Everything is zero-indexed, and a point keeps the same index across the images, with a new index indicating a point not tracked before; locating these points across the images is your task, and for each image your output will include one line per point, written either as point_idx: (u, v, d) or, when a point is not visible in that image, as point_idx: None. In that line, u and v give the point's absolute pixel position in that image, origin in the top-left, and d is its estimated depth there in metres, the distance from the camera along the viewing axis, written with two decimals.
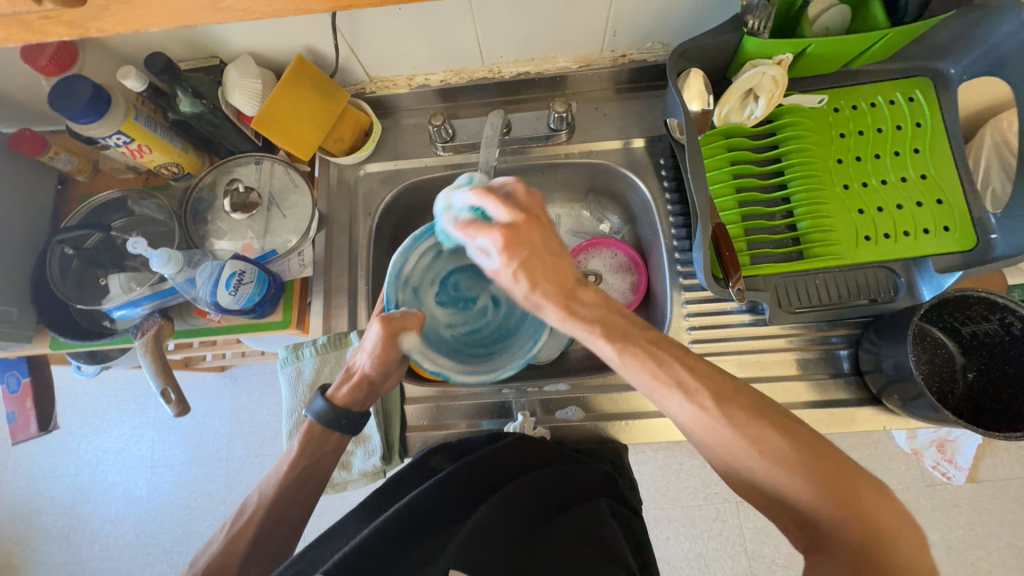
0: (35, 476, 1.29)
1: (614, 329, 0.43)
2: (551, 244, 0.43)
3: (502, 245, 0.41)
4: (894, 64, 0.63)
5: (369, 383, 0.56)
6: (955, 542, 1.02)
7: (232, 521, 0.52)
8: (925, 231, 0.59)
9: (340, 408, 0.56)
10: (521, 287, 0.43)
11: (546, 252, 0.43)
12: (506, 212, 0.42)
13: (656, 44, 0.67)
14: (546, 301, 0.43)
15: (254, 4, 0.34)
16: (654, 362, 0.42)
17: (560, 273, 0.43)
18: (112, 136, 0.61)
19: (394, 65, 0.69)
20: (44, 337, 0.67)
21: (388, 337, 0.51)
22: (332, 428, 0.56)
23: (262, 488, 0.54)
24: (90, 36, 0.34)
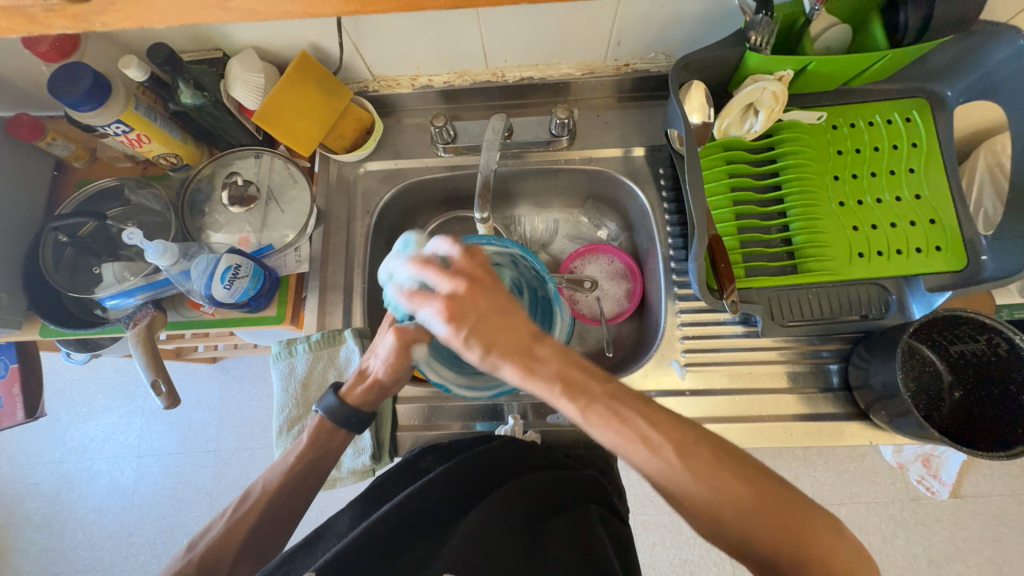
0: (20, 463, 1.27)
1: (577, 385, 0.41)
2: (500, 306, 0.43)
3: (445, 313, 0.42)
4: (892, 84, 0.64)
5: (381, 386, 0.56)
6: (937, 556, 1.03)
7: (234, 508, 0.51)
8: (917, 250, 0.60)
9: (351, 407, 0.56)
10: (476, 353, 0.42)
11: (494, 312, 0.42)
12: (446, 282, 0.43)
13: (660, 55, 0.68)
14: (500, 362, 0.42)
15: (260, 4, 0.34)
16: (617, 420, 0.40)
17: (510, 331, 0.42)
18: (111, 125, 0.61)
19: (398, 64, 0.69)
20: (34, 324, 0.66)
21: (402, 345, 0.52)
22: (342, 426, 0.56)
23: (268, 475, 0.53)
24: (94, 30, 0.34)
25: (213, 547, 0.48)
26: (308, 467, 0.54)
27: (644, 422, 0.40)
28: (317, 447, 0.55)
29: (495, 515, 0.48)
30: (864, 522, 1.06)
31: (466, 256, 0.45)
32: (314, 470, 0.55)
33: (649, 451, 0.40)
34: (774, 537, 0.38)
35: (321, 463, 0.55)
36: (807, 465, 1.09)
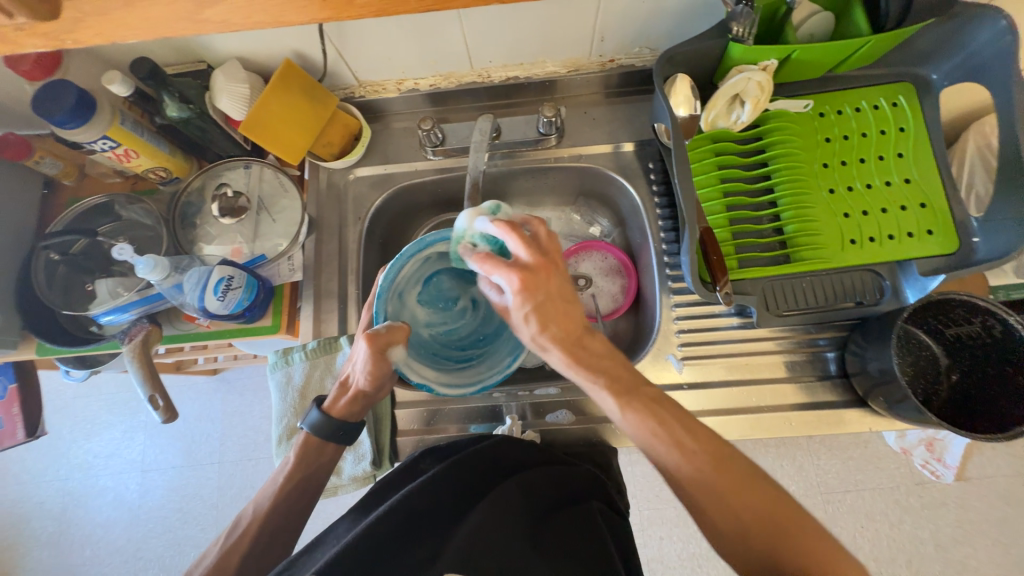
0: (24, 482, 1.27)
1: (620, 385, 0.47)
2: (565, 295, 0.46)
3: (517, 287, 0.44)
4: (878, 69, 0.64)
5: (365, 396, 0.56)
6: (945, 540, 1.03)
7: (226, 536, 0.52)
8: (909, 234, 0.59)
9: (336, 419, 0.56)
10: (531, 329, 0.46)
11: (560, 300, 0.46)
12: (526, 253, 0.44)
13: (644, 49, 0.68)
14: (555, 343, 0.47)
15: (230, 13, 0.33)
16: (653, 419, 0.46)
17: (569, 322, 0.46)
18: (97, 142, 0.60)
19: (383, 69, 0.69)
20: (29, 344, 0.66)
21: (376, 352, 0.50)
22: (329, 440, 0.56)
23: (257, 501, 0.55)
24: (66, 47, 0.34)
25: (218, 559, 0.50)
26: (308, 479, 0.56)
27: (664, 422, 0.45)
28: (306, 464, 0.56)
29: (498, 516, 0.47)
30: (870, 508, 1.06)
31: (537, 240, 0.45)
32: (307, 484, 0.56)
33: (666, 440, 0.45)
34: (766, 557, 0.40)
35: (314, 477, 0.56)
36: (811, 453, 1.09)
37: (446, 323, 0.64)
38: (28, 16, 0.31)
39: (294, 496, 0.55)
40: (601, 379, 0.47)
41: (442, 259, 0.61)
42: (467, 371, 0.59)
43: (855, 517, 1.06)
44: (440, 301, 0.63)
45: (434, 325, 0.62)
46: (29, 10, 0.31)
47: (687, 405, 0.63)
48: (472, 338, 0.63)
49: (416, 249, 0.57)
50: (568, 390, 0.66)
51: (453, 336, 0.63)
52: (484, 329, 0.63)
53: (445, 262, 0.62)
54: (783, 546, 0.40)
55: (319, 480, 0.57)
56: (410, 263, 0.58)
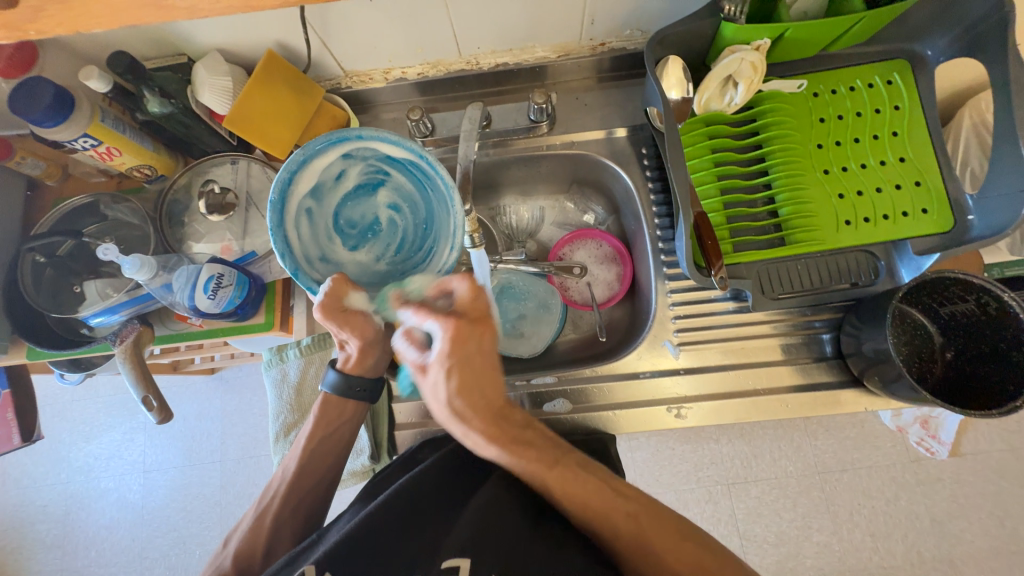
0: (25, 486, 1.27)
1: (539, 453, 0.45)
2: (492, 357, 0.44)
3: (448, 334, 0.42)
4: (872, 47, 0.63)
5: (369, 352, 0.56)
6: (940, 515, 1.05)
7: (260, 499, 0.57)
8: (904, 214, 0.59)
9: (352, 377, 0.57)
10: (450, 385, 0.42)
11: (488, 357, 0.44)
12: (459, 306, 0.45)
13: (635, 32, 0.66)
14: (477, 410, 0.43)
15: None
16: (564, 481, 0.46)
17: (491, 387, 0.44)
18: (79, 140, 0.59)
19: (369, 58, 0.67)
20: (21, 348, 0.65)
21: (331, 312, 0.50)
22: (349, 396, 0.58)
23: (285, 465, 0.58)
24: (31, 38, 0.32)
25: (247, 539, 0.54)
26: (320, 447, 0.58)
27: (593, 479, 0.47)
28: (325, 424, 0.58)
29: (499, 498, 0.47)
30: (867, 487, 1.07)
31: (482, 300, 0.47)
32: (326, 447, 0.58)
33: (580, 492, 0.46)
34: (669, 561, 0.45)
35: (333, 438, 0.58)
36: (809, 434, 1.10)
37: (389, 244, 0.56)
38: None
39: (307, 478, 0.57)
40: (523, 449, 0.44)
41: (321, 196, 0.53)
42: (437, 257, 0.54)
43: (852, 496, 1.07)
44: (363, 228, 0.56)
45: (380, 253, 0.56)
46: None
47: (685, 390, 0.64)
48: (416, 233, 0.56)
49: (283, 212, 0.49)
50: (565, 378, 0.66)
51: (399, 242, 0.56)
52: (417, 217, 0.56)
53: (330, 192, 0.54)
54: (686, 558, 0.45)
55: (334, 449, 0.58)
56: (295, 229, 0.51)
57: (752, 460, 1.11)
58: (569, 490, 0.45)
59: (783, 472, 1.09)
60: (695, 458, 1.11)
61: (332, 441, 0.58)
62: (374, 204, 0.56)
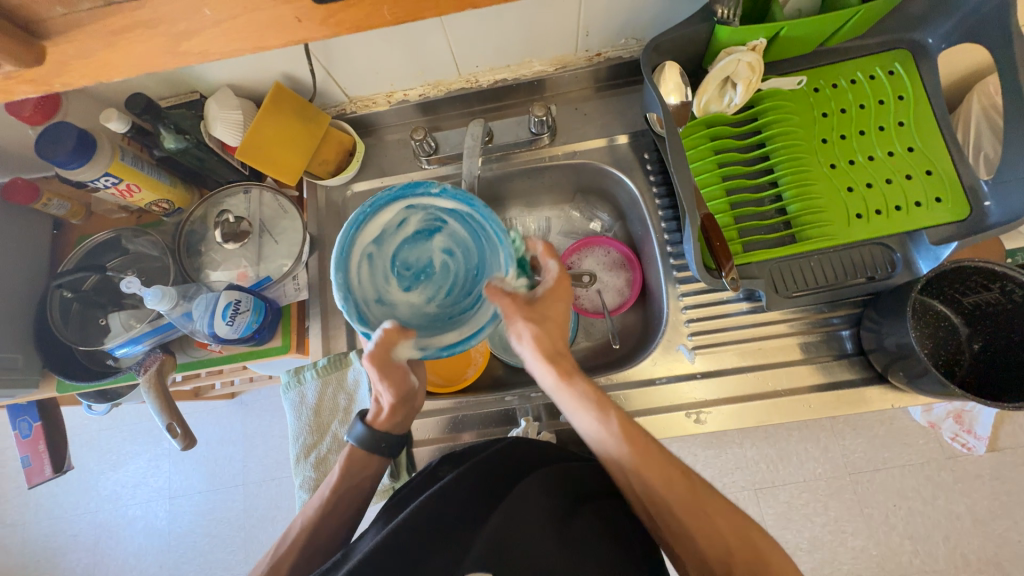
0: (57, 516, 1.30)
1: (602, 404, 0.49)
2: (557, 313, 0.53)
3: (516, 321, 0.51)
4: (871, 39, 0.63)
5: (398, 407, 0.57)
6: (982, 513, 1.00)
7: (276, 546, 0.54)
8: (917, 204, 0.58)
9: (379, 432, 0.58)
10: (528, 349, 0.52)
11: (553, 313, 0.53)
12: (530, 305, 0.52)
13: (630, 40, 0.67)
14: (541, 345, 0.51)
15: (210, 43, 0.32)
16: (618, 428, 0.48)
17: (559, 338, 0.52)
18: (100, 179, 0.62)
19: (372, 84, 0.69)
20: (50, 382, 0.67)
21: (381, 363, 0.50)
22: (374, 453, 0.58)
23: (305, 514, 0.56)
24: (56, 90, 0.33)
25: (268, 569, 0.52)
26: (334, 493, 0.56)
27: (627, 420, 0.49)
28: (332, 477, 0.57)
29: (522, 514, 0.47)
30: (901, 486, 1.03)
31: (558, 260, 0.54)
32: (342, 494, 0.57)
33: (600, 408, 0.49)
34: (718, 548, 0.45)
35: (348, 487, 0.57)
36: (836, 434, 1.06)
37: (441, 288, 0.56)
38: (15, 63, 0.30)
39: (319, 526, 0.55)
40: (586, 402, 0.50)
41: (381, 241, 0.55)
42: (488, 308, 0.53)
43: (886, 496, 1.03)
44: (415, 272, 0.56)
45: (432, 296, 0.55)
46: (18, 59, 0.30)
47: (703, 394, 0.63)
48: (469, 278, 0.55)
49: (349, 249, 0.52)
50: None
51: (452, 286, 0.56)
52: (470, 262, 0.56)
53: (391, 237, 0.56)
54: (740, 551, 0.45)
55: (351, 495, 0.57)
56: (354, 268, 0.53)
57: (778, 464, 1.08)
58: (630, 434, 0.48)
59: (812, 474, 1.06)
60: (719, 464, 1.09)
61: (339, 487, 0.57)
62: (427, 245, 0.57)
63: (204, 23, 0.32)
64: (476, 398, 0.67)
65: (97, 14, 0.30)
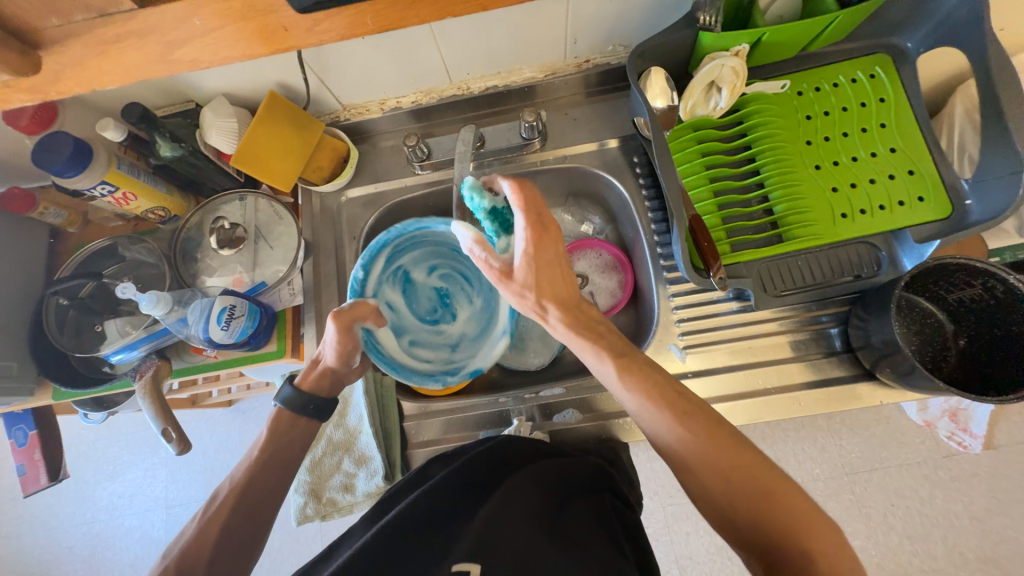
0: (53, 527, 1.29)
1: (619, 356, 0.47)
2: (555, 262, 0.46)
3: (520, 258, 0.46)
4: (851, 44, 0.64)
5: (335, 369, 0.56)
6: (979, 511, 1.00)
7: (204, 510, 0.50)
8: (900, 203, 0.59)
9: (306, 394, 0.56)
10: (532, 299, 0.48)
11: (552, 264, 0.46)
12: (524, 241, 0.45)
13: (618, 47, 0.69)
14: (545, 305, 0.47)
15: (199, 52, 0.33)
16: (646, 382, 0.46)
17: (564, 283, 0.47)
18: (96, 187, 0.62)
19: (365, 92, 0.70)
20: (45, 390, 0.68)
21: (344, 329, 0.51)
22: (300, 414, 0.55)
23: (233, 476, 0.52)
24: (50, 99, 0.34)
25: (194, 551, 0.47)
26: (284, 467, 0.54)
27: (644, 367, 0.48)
28: None
29: (512, 506, 0.47)
30: (899, 485, 1.03)
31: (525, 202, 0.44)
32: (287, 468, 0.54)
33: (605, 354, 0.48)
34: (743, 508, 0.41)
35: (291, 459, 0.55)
36: (833, 434, 1.07)
37: (462, 291, 0.67)
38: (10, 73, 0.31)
39: (270, 510, 0.52)
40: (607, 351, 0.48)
41: (403, 330, 0.63)
42: None
43: (885, 496, 1.03)
44: (441, 302, 0.67)
45: (468, 299, 0.66)
46: (12, 68, 0.31)
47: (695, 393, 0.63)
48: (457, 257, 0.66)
49: (399, 363, 0.59)
50: (574, 389, 0.66)
51: (467, 272, 0.66)
52: (446, 253, 0.66)
53: (394, 312, 0.63)
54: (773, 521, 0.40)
55: None
56: (416, 362, 0.61)
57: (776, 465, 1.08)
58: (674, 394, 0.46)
59: (809, 474, 1.06)
60: None
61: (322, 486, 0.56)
62: (421, 283, 0.67)
63: (194, 34, 0.33)
64: (471, 400, 0.67)
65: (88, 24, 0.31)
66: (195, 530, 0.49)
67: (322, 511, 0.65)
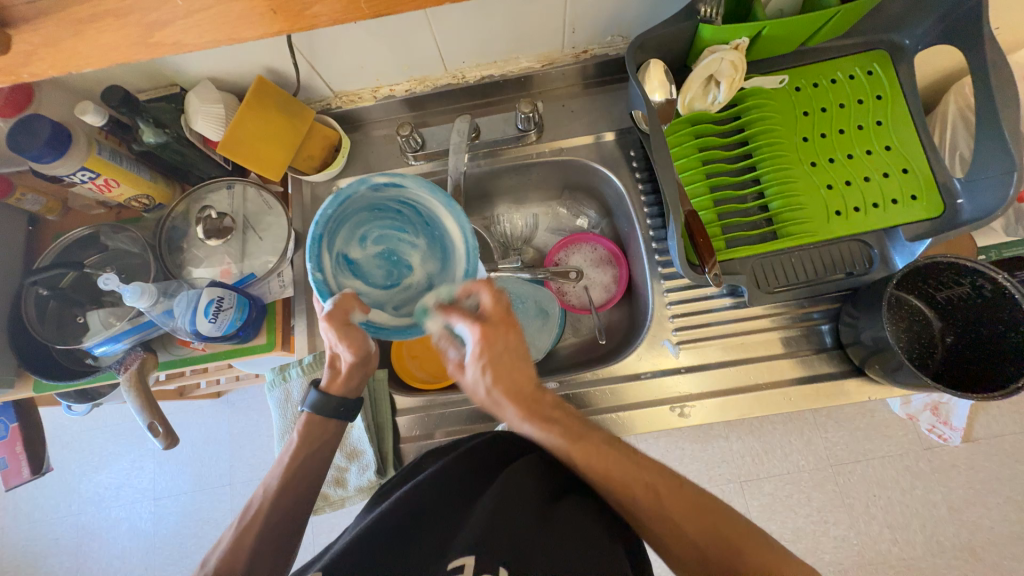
0: (37, 519, 1.27)
1: (576, 433, 0.49)
2: (516, 351, 0.51)
3: (478, 338, 0.49)
4: (851, 39, 0.64)
5: (356, 370, 0.55)
6: (957, 501, 1.03)
7: (238, 519, 0.51)
8: (893, 201, 0.60)
9: (336, 396, 0.56)
10: (485, 381, 0.50)
11: (510, 354, 0.51)
12: (487, 311, 0.50)
13: (616, 37, 0.68)
14: (504, 398, 0.50)
15: (184, 35, 0.32)
16: (602, 457, 0.48)
17: (520, 373, 0.51)
18: (77, 173, 0.60)
19: (358, 79, 0.69)
20: (27, 382, 0.66)
21: (341, 328, 0.49)
22: (332, 417, 0.56)
23: (265, 484, 0.53)
24: (26, 82, 0.32)
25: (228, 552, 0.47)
26: (303, 465, 0.55)
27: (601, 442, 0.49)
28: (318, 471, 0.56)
29: (510, 497, 0.47)
30: (881, 477, 1.06)
31: (496, 300, 0.50)
32: (305, 471, 0.55)
33: (570, 436, 0.49)
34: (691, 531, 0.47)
35: (312, 462, 0.56)
36: (819, 427, 1.09)
37: (404, 239, 0.56)
38: None
39: (288, 519, 0.52)
40: (552, 425, 0.50)
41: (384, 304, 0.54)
42: (411, 186, 0.53)
43: (867, 487, 1.06)
44: (392, 258, 0.56)
45: (414, 241, 0.56)
46: None
47: (688, 387, 0.64)
48: (380, 205, 0.55)
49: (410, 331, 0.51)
50: (567, 383, 0.66)
51: (402, 221, 0.56)
52: (364, 208, 0.54)
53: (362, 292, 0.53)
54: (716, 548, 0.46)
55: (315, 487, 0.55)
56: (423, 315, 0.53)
57: (763, 457, 1.10)
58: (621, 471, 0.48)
59: (795, 466, 1.08)
60: (706, 457, 1.10)
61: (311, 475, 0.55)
62: (363, 259, 0.54)
63: (178, 16, 0.32)
64: (462, 395, 0.67)
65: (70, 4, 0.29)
66: (231, 540, 0.49)
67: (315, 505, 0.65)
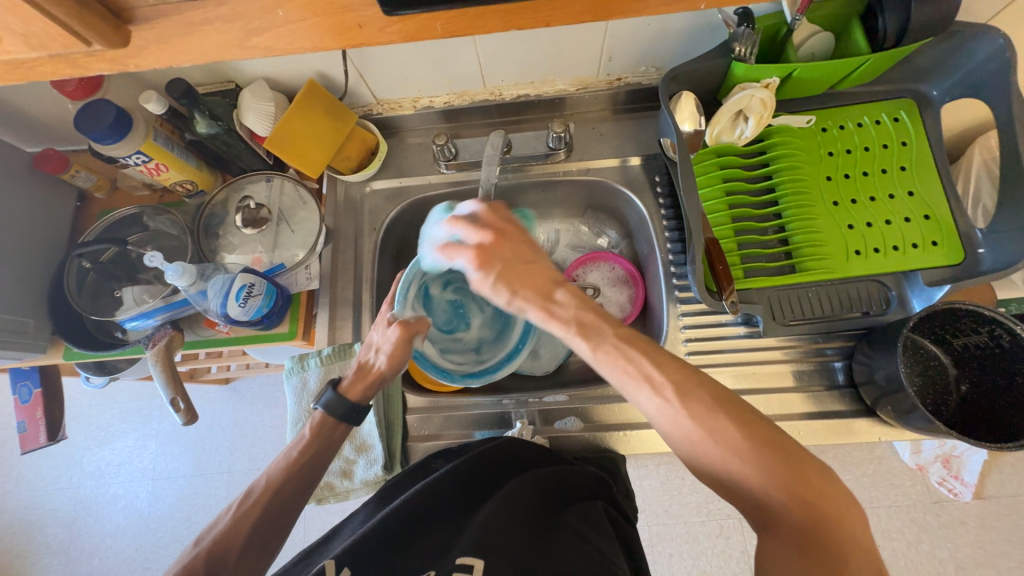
0: (38, 488, 1.29)
1: (591, 328, 0.46)
2: (526, 254, 0.48)
3: (477, 261, 0.47)
4: (879, 86, 0.66)
5: (379, 380, 0.56)
6: (965, 561, 1.00)
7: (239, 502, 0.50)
8: (914, 245, 0.60)
9: (352, 402, 0.56)
10: (502, 297, 0.47)
11: (523, 257, 0.48)
12: (478, 233, 0.48)
13: (650, 68, 0.70)
14: (527, 298, 0.47)
15: (277, 41, 0.34)
16: (669, 384, 0.43)
17: (533, 278, 0.47)
18: (132, 156, 0.64)
19: (400, 89, 0.72)
20: (58, 348, 0.69)
21: (405, 338, 0.55)
22: (343, 421, 0.56)
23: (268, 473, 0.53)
24: (129, 72, 0.35)
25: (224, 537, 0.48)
26: (310, 462, 0.54)
27: (624, 344, 0.45)
28: (306, 467, 0.53)
29: (512, 507, 0.49)
30: (886, 527, 1.03)
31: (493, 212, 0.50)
32: (315, 466, 0.54)
33: (589, 338, 0.46)
34: (799, 507, 0.38)
35: (322, 460, 0.55)
36: None
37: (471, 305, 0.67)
38: (98, 45, 0.32)
39: (287, 515, 0.51)
40: (626, 357, 0.45)
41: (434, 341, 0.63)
42: None
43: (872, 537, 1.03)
44: (455, 313, 0.67)
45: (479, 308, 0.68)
46: (104, 40, 0.32)
47: None
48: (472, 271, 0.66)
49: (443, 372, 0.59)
50: (577, 397, 0.67)
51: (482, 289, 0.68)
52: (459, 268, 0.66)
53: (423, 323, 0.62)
54: (825, 523, 0.38)
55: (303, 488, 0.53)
56: (458, 366, 0.61)
57: None
58: (702, 425, 0.41)
59: None
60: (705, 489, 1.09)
61: (310, 472, 0.54)
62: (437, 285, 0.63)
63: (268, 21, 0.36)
64: (472, 399, 0.68)
65: (182, 8, 0.33)
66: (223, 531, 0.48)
67: (320, 495, 0.66)
